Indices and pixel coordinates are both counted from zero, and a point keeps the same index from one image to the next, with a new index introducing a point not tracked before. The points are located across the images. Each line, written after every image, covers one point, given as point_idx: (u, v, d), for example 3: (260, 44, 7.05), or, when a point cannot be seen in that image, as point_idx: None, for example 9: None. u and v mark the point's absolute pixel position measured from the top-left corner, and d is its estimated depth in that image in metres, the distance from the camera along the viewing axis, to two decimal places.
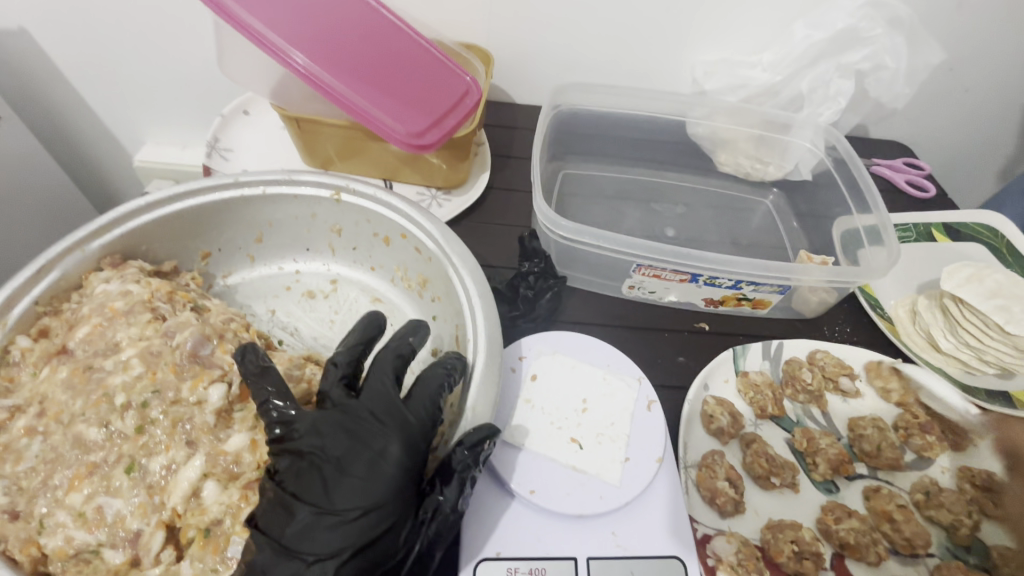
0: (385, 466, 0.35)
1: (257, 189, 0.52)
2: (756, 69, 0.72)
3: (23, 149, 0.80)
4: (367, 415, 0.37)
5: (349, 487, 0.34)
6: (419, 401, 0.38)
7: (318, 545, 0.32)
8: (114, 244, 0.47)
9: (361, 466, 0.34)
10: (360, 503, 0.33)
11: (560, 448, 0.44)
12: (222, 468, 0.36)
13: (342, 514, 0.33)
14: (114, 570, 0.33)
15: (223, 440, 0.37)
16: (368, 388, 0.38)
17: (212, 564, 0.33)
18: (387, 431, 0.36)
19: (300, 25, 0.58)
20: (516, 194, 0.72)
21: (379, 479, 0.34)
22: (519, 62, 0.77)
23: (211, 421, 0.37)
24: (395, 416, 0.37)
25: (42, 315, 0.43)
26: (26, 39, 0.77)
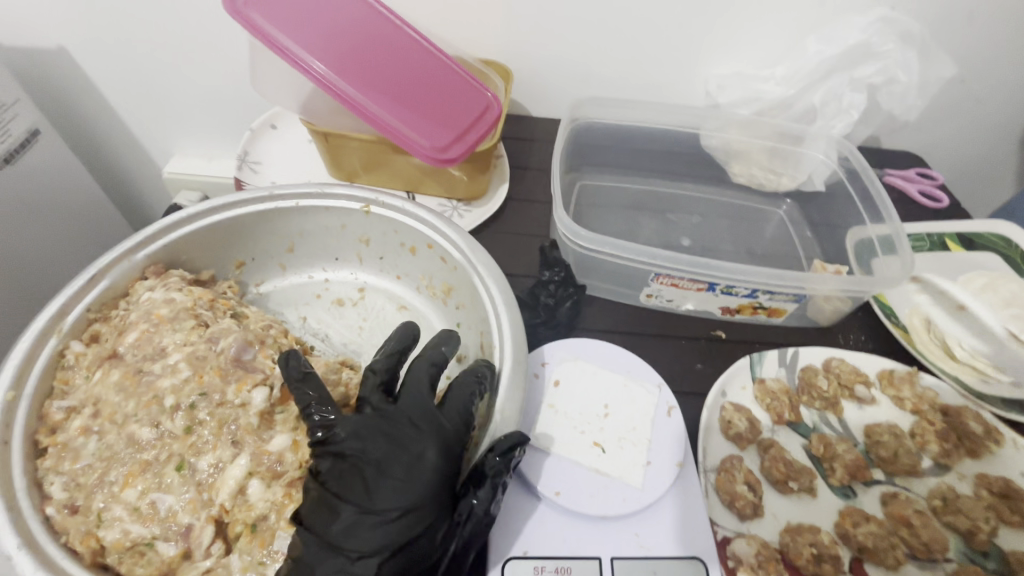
0: (422, 469, 0.36)
1: (291, 202, 0.54)
2: (770, 82, 0.73)
3: (60, 162, 0.83)
4: (404, 421, 0.38)
5: (389, 488, 0.35)
6: (453, 408, 0.40)
7: (361, 543, 0.34)
8: (158, 254, 0.50)
9: (399, 469, 0.36)
10: (400, 504, 0.35)
11: (584, 451, 0.45)
12: (266, 466, 0.38)
13: (382, 514, 0.35)
14: (167, 562, 0.34)
15: (267, 440, 0.39)
16: (404, 395, 0.40)
17: (259, 557, 0.35)
18: (423, 436, 0.38)
19: (331, 45, 0.61)
20: (535, 205, 0.74)
21: (417, 482, 0.36)
22: (536, 76, 0.79)
23: (255, 422, 0.39)
24: (430, 421, 0.39)
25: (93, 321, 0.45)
26: (65, 57, 0.81)
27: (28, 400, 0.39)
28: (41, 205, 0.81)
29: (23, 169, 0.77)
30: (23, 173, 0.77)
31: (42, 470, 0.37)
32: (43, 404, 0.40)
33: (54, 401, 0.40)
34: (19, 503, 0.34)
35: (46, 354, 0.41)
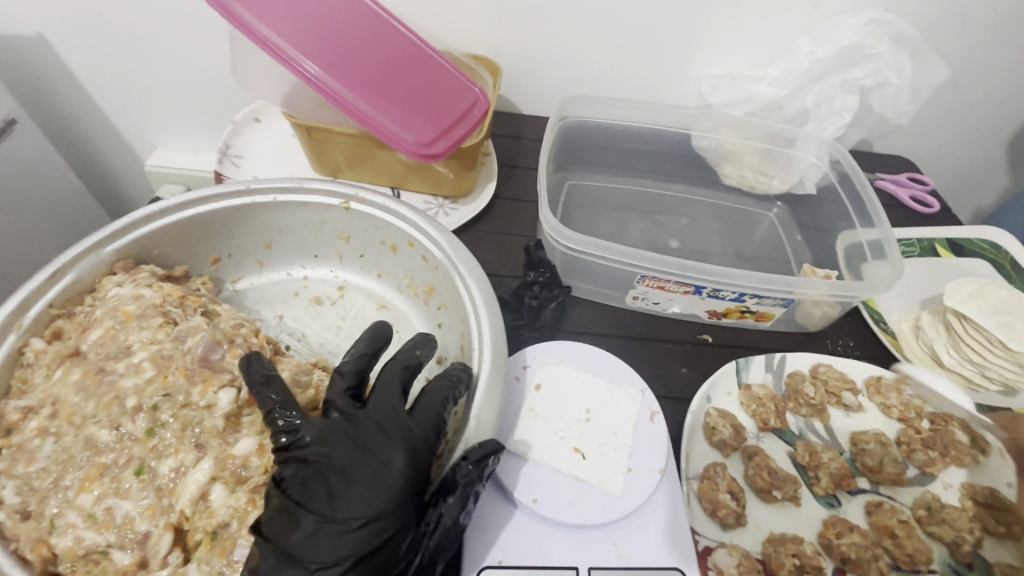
0: (389, 476, 0.35)
1: (268, 197, 0.53)
2: (762, 83, 0.72)
3: (37, 153, 0.81)
4: (373, 426, 0.37)
5: (352, 496, 0.34)
6: (424, 414, 0.39)
7: (321, 555, 0.32)
8: (128, 249, 0.48)
9: (365, 476, 0.35)
10: (363, 513, 0.34)
11: (563, 457, 0.44)
12: (229, 471, 0.36)
13: (345, 522, 0.33)
14: (123, 570, 0.33)
15: (231, 444, 0.37)
16: (375, 399, 0.39)
17: (218, 567, 0.33)
18: (391, 442, 0.36)
19: (314, 36, 0.59)
20: (522, 204, 0.73)
21: (383, 489, 0.34)
22: (526, 73, 0.78)
23: (220, 424, 0.38)
24: (399, 427, 0.37)
25: (56, 318, 0.43)
26: (42, 45, 0.78)
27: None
28: (16, 197, 0.79)
29: None
30: None
31: None
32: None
33: (11, 401, 0.39)
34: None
35: (5, 351, 0.40)
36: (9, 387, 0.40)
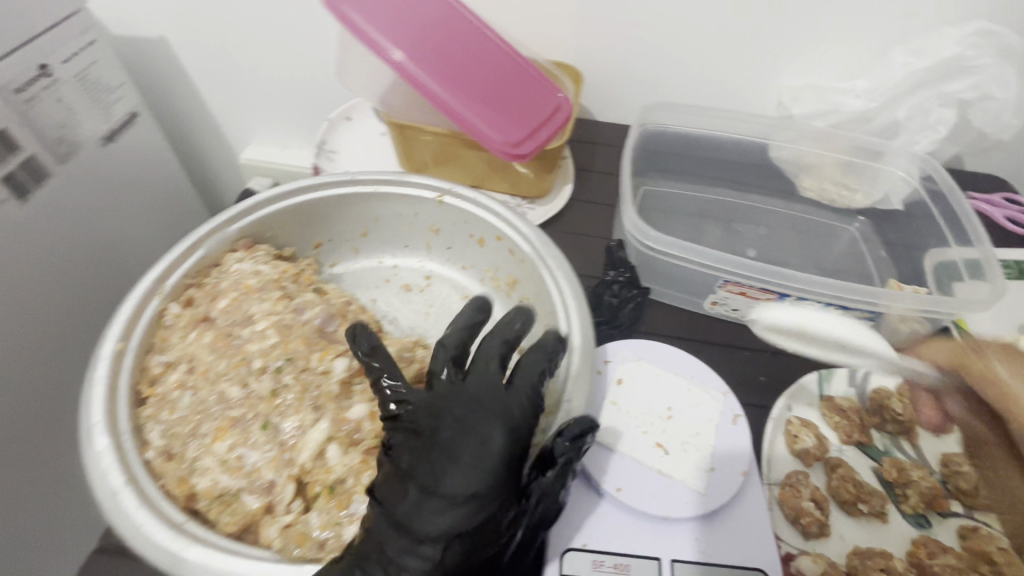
0: (488, 453, 0.37)
1: (369, 187, 0.57)
2: (849, 95, 0.71)
3: (150, 142, 0.90)
4: (472, 401, 0.39)
5: (456, 470, 0.36)
6: (519, 391, 0.40)
7: (424, 528, 0.35)
8: (247, 228, 0.53)
9: (466, 451, 0.37)
10: (467, 487, 0.36)
11: (645, 450, 0.45)
12: (344, 433, 0.40)
13: (451, 495, 0.35)
14: (252, 514, 0.36)
15: (345, 409, 0.41)
16: (474, 373, 0.41)
17: (336, 519, 0.37)
18: (490, 419, 0.38)
19: (415, 40, 0.63)
20: (598, 207, 0.75)
21: (484, 466, 0.36)
22: (606, 80, 0.80)
23: (336, 389, 0.41)
24: (497, 404, 0.39)
25: (188, 286, 0.48)
26: (164, 46, 0.87)
27: (135, 353, 0.42)
28: (134, 183, 0.88)
29: (120, 148, 0.84)
30: (121, 151, 0.84)
31: (142, 417, 0.40)
32: (144, 357, 0.43)
33: (154, 356, 0.44)
34: (125, 445, 0.37)
35: (149, 312, 0.45)
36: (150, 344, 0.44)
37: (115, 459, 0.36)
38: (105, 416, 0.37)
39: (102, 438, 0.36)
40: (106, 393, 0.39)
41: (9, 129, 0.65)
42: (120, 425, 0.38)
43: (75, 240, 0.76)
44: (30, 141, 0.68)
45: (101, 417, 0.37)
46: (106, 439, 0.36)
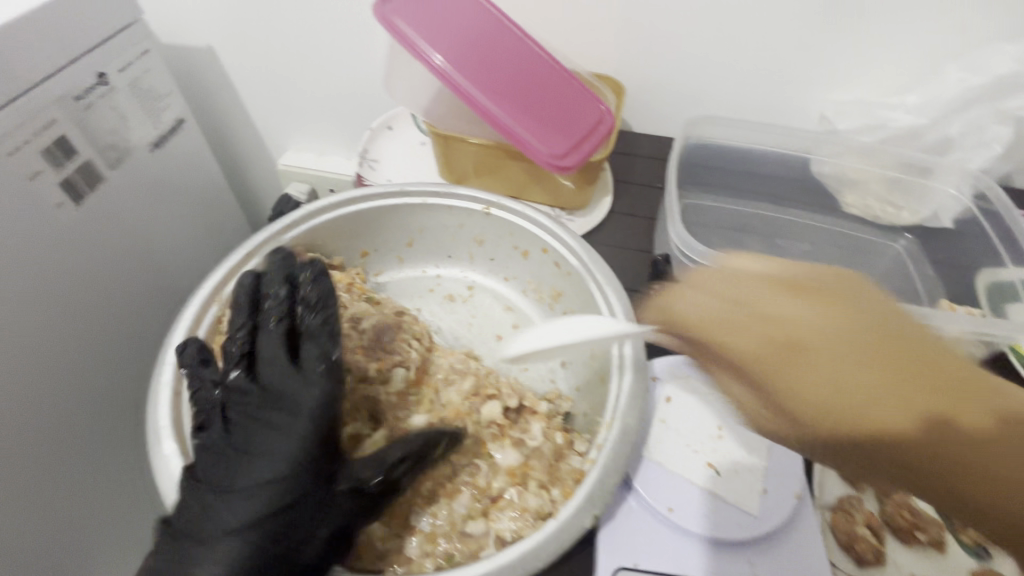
0: (276, 451, 0.40)
1: (417, 199, 0.58)
2: (899, 110, 0.70)
3: (196, 148, 0.92)
4: (268, 403, 0.42)
5: (240, 469, 0.39)
6: (273, 383, 0.43)
7: (217, 533, 0.37)
8: (300, 239, 0.55)
9: (247, 447, 0.40)
10: (251, 482, 0.39)
11: (696, 470, 0.45)
12: (402, 442, 0.48)
13: (238, 491, 0.38)
14: None
15: (404, 419, 0.49)
16: (263, 370, 0.44)
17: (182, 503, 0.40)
18: (278, 421, 0.41)
19: (463, 51, 0.64)
20: (638, 219, 0.74)
21: (272, 462, 0.39)
22: (646, 93, 0.80)
23: (395, 398, 0.50)
24: (277, 405, 0.42)
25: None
26: (210, 55, 0.90)
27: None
28: (181, 188, 0.90)
29: (167, 153, 0.86)
30: (167, 156, 0.86)
31: None
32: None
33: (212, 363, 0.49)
34: (188, 448, 0.43)
35: (209, 318, 0.49)
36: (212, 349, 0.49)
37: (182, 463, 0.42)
38: (171, 421, 0.43)
39: (169, 443, 0.42)
40: (172, 397, 0.45)
41: (68, 135, 0.67)
42: (184, 429, 0.44)
43: (120, 244, 0.77)
44: (85, 146, 0.70)
45: (168, 421, 0.43)
46: (172, 443, 0.42)
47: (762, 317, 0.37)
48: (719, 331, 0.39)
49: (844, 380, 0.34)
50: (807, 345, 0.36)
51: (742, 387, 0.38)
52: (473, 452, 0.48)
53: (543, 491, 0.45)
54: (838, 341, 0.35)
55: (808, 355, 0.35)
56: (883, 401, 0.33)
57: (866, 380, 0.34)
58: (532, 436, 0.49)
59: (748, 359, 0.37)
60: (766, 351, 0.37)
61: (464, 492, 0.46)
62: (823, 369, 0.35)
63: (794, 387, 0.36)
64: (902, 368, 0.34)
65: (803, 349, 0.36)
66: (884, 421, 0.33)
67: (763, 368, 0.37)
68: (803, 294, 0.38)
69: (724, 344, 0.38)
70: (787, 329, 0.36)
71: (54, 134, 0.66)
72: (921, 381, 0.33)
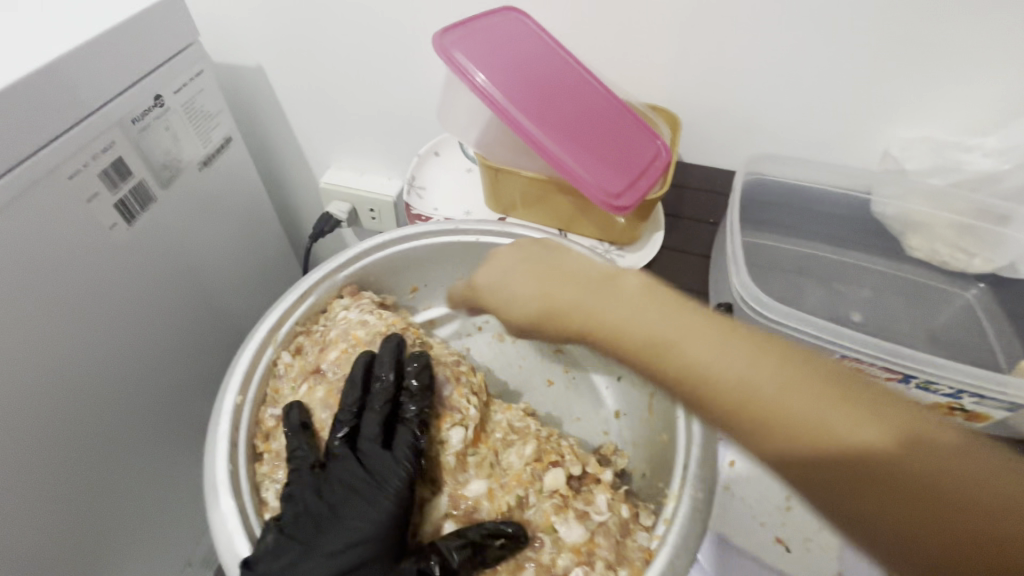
0: (370, 520, 0.43)
1: (472, 237, 0.60)
2: (973, 154, 0.67)
3: (243, 165, 0.93)
4: (369, 476, 0.45)
5: (332, 533, 0.42)
6: (375, 461, 0.45)
7: None
8: (353, 276, 0.58)
9: (343, 513, 0.43)
10: (341, 544, 0.42)
11: (765, 545, 0.47)
12: (462, 510, 0.48)
13: (328, 552, 0.42)
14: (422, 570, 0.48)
15: (463, 484, 0.49)
16: (369, 450, 0.46)
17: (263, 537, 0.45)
18: (376, 492, 0.44)
19: (517, 84, 0.62)
20: (691, 257, 0.74)
21: (362, 530, 0.42)
22: (700, 125, 0.78)
23: (452, 462, 0.49)
24: (378, 478, 0.45)
25: (298, 333, 0.54)
26: (259, 74, 0.91)
27: (251, 405, 0.48)
28: (228, 206, 0.91)
29: (215, 171, 0.86)
30: (215, 175, 0.86)
31: (260, 474, 0.48)
32: (260, 407, 0.50)
33: (267, 409, 0.50)
34: (245, 507, 0.43)
35: (264, 362, 0.51)
36: (264, 394, 0.51)
37: (239, 524, 0.42)
38: (229, 476, 0.43)
39: (228, 500, 0.42)
40: (229, 449, 0.45)
41: (124, 156, 0.68)
42: (241, 486, 0.44)
43: (167, 265, 0.78)
44: (139, 166, 0.71)
45: (226, 477, 0.43)
46: (230, 500, 0.42)
47: (532, 270, 0.51)
48: (504, 287, 0.52)
49: (581, 300, 0.46)
50: (545, 280, 0.49)
51: (523, 323, 0.51)
52: (537, 525, 0.47)
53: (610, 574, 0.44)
54: (571, 276, 0.48)
55: (551, 284, 0.48)
56: (610, 304, 0.44)
57: (589, 296, 0.45)
58: (597, 509, 0.48)
59: (516, 303, 0.50)
60: (526, 294, 0.50)
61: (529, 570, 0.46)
62: (560, 291, 0.47)
63: (549, 312, 0.47)
64: (617, 288, 0.45)
65: (549, 292, 0.48)
66: (608, 322, 0.43)
67: (524, 308, 0.50)
68: (561, 253, 0.52)
69: (504, 298, 0.52)
70: (543, 275, 0.50)
71: (111, 156, 0.66)
72: (633, 292, 0.44)
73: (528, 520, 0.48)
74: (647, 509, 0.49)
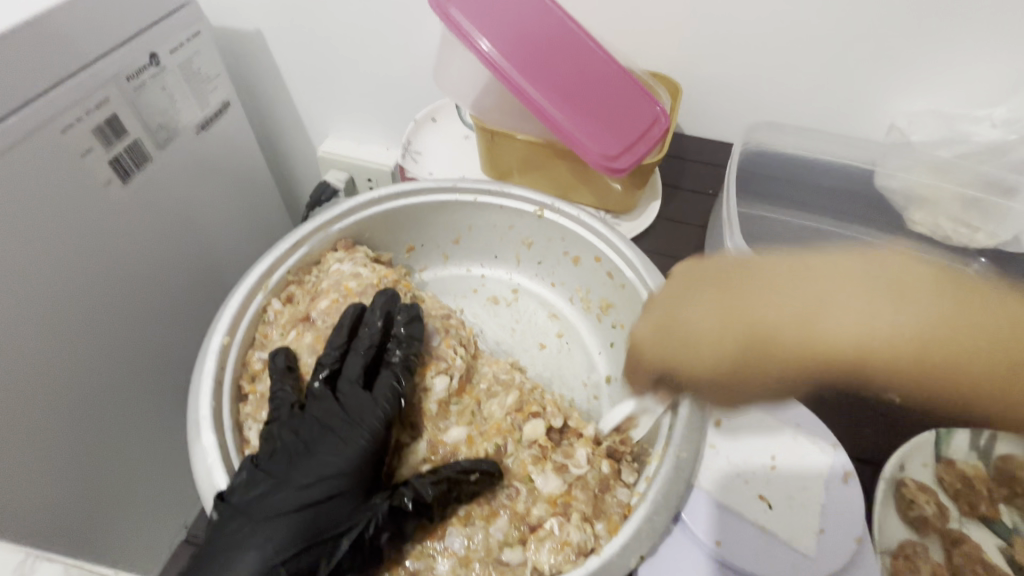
0: (344, 453, 0.44)
1: (469, 196, 0.60)
2: (983, 124, 0.65)
3: (241, 131, 0.92)
4: (347, 415, 0.45)
5: (306, 465, 0.43)
6: (353, 400, 0.46)
7: (261, 522, 0.40)
8: (346, 230, 0.58)
9: (320, 449, 0.44)
10: (314, 477, 0.42)
11: (750, 503, 0.46)
12: (437, 456, 0.49)
13: (299, 483, 0.42)
14: (453, 553, 0.45)
15: (443, 430, 0.50)
16: (349, 391, 0.47)
17: None
18: (354, 429, 0.45)
19: (516, 43, 0.61)
20: (687, 227, 0.73)
21: (334, 463, 0.43)
22: (702, 96, 0.76)
23: (435, 409, 0.51)
24: (356, 416, 0.45)
25: (290, 283, 0.55)
26: (257, 39, 0.89)
27: (238, 347, 0.49)
28: (225, 172, 0.90)
29: (213, 135, 0.86)
30: (212, 139, 0.86)
31: (243, 414, 0.48)
32: (246, 350, 0.51)
33: (255, 352, 0.51)
34: (226, 443, 0.44)
35: (254, 307, 0.52)
36: (252, 337, 0.52)
37: (218, 457, 0.43)
38: (211, 413, 0.44)
39: (209, 435, 0.43)
40: (213, 387, 0.46)
41: (119, 115, 0.68)
42: (223, 422, 0.45)
43: (163, 227, 0.78)
44: (134, 126, 0.70)
45: (207, 414, 0.44)
46: (211, 436, 0.44)
47: (719, 295, 0.37)
48: (675, 322, 0.39)
49: (817, 319, 0.32)
50: (750, 301, 0.35)
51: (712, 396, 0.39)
52: (515, 473, 0.48)
53: (586, 525, 0.44)
54: (795, 287, 0.34)
55: (769, 304, 0.34)
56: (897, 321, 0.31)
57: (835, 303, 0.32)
58: (576, 462, 0.48)
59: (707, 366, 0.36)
60: (724, 327, 0.35)
61: (502, 517, 0.46)
62: (782, 314, 0.33)
63: (773, 347, 0.33)
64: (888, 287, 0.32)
65: (752, 315, 0.34)
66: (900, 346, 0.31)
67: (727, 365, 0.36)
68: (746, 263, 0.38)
69: (683, 353, 0.38)
70: (744, 290, 0.36)
71: (105, 113, 0.66)
72: (912, 297, 0.32)
73: (507, 467, 0.49)
74: (629, 465, 0.50)
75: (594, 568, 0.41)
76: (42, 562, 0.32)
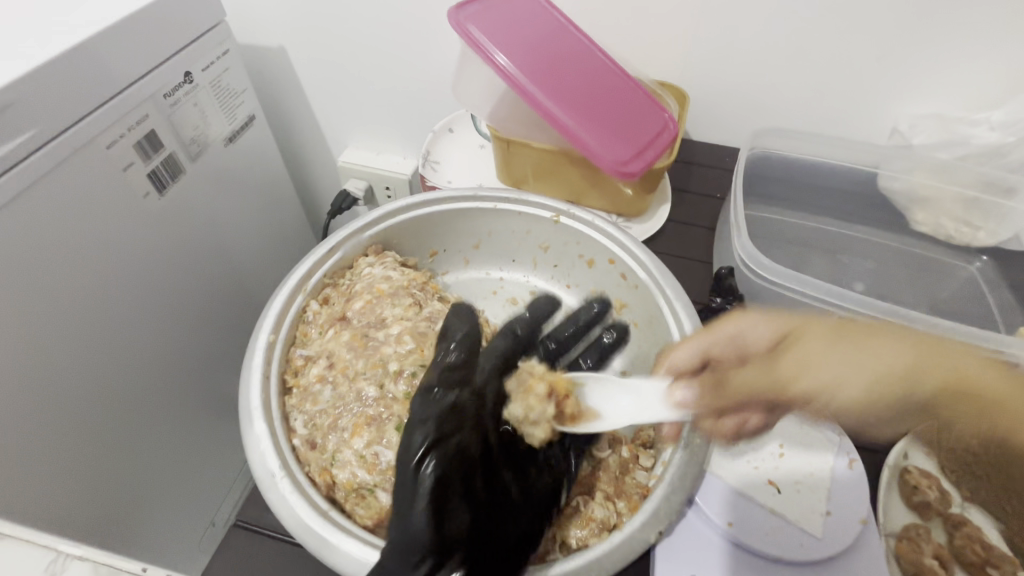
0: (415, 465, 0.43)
1: (490, 204, 0.64)
2: (982, 127, 0.67)
3: (266, 143, 0.96)
4: (414, 427, 0.45)
5: (399, 495, 0.42)
6: (421, 414, 0.46)
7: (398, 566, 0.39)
8: (377, 235, 0.63)
9: (402, 473, 0.43)
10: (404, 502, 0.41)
11: (758, 488, 0.49)
12: None
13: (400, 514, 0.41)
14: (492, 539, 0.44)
15: None
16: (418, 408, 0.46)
17: (321, 480, 0.47)
18: (416, 438, 0.44)
19: (532, 58, 0.64)
20: (696, 229, 0.76)
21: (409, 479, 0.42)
22: (708, 103, 0.79)
23: None
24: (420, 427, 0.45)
25: (325, 285, 0.59)
26: (281, 55, 0.94)
27: (282, 344, 0.53)
28: (250, 182, 0.94)
29: (240, 147, 0.90)
30: (239, 151, 0.90)
31: (288, 405, 0.51)
32: (289, 348, 0.55)
33: (296, 349, 0.55)
34: (275, 430, 0.48)
35: (295, 307, 0.55)
36: (293, 336, 0.55)
37: (269, 442, 0.46)
38: (262, 403, 0.48)
39: (260, 423, 0.47)
40: (261, 379, 0.50)
41: (156, 130, 0.72)
42: (271, 412, 0.49)
43: (194, 235, 0.82)
44: (170, 139, 0.75)
45: (258, 403, 0.48)
46: (262, 424, 0.47)
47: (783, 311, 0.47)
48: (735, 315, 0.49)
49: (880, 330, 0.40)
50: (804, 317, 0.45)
51: (830, 369, 0.40)
52: None
53: (608, 503, 0.49)
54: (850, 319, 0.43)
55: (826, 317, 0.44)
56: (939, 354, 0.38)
57: (879, 331, 0.40)
58: (598, 448, 0.53)
59: (907, 356, 0.38)
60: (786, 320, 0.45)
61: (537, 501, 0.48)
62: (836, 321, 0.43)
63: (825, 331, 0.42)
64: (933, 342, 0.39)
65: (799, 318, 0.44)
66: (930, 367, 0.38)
67: (919, 366, 0.38)
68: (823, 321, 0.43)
69: (864, 338, 0.40)
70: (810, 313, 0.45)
71: (144, 129, 0.70)
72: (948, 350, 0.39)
73: None
74: (648, 452, 0.54)
75: (617, 542, 0.44)
76: (73, 561, 0.35)
